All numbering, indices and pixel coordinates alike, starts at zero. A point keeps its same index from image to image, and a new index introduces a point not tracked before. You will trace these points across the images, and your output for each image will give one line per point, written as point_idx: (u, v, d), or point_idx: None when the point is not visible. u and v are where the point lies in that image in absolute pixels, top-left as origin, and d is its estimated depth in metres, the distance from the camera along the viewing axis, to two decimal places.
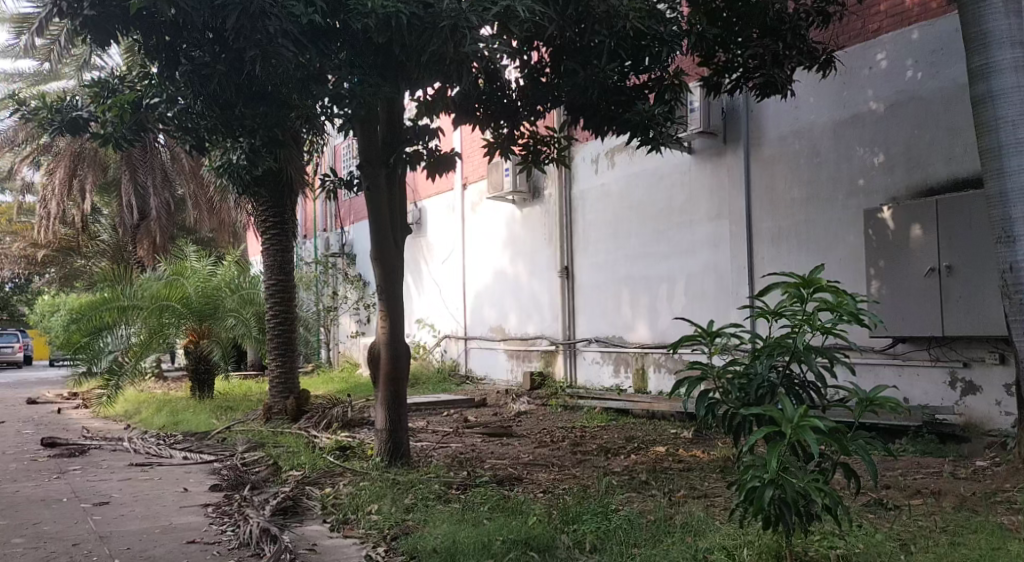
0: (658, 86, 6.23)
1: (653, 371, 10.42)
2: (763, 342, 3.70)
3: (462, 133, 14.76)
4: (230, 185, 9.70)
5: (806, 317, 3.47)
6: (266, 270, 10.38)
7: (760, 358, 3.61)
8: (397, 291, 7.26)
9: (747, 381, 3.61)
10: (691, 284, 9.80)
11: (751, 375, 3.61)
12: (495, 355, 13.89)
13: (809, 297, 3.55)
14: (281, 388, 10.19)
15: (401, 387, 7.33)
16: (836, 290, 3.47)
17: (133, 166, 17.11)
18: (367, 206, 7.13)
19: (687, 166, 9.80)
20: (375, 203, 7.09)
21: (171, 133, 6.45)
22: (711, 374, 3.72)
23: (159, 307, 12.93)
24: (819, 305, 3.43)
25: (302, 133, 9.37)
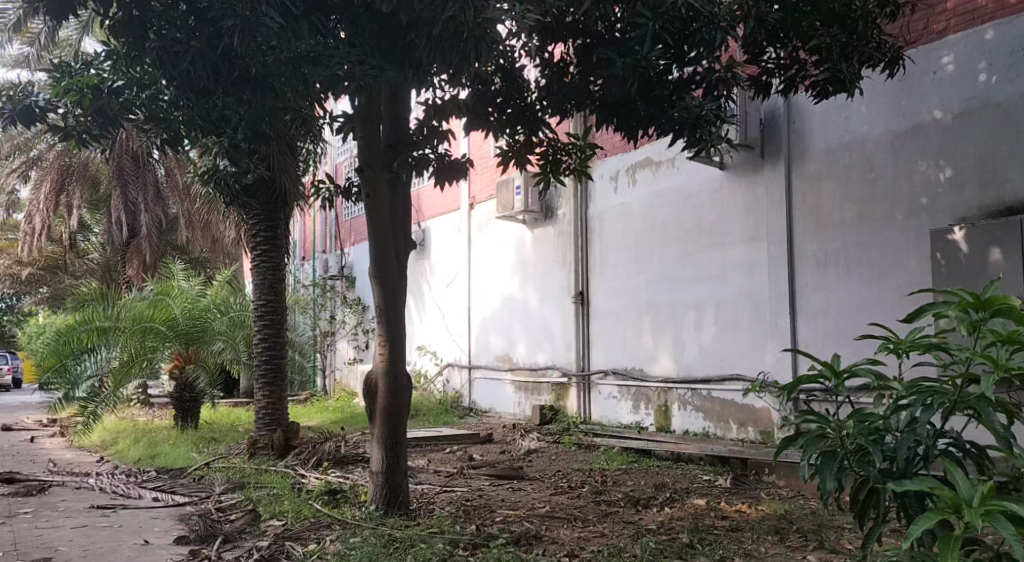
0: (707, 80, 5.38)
1: (677, 408, 9.48)
2: (900, 389, 3.28)
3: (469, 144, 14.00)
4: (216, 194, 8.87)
5: (975, 354, 3.04)
6: (254, 289, 9.48)
7: (900, 411, 3.21)
8: (400, 315, 6.39)
9: (881, 437, 3.21)
10: (721, 312, 8.91)
11: (885, 430, 3.22)
12: (502, 387, 12.95)
13: (977, 321, 3.10)
14: (268, 420, 9.27)
15: (401, 424, 6.42)
16: (1013, 316, 3.05)
17: (124, 182, 16.27)
18: (366, 217, 6.27)
19: (719, 183, 8.96)
20: (375, 213, 6.23)
21: (141, 126, 5.62)
22: (834, 431, 3.31)
23: (141, 329, 11.99)
24: (993, 338, 3.02)
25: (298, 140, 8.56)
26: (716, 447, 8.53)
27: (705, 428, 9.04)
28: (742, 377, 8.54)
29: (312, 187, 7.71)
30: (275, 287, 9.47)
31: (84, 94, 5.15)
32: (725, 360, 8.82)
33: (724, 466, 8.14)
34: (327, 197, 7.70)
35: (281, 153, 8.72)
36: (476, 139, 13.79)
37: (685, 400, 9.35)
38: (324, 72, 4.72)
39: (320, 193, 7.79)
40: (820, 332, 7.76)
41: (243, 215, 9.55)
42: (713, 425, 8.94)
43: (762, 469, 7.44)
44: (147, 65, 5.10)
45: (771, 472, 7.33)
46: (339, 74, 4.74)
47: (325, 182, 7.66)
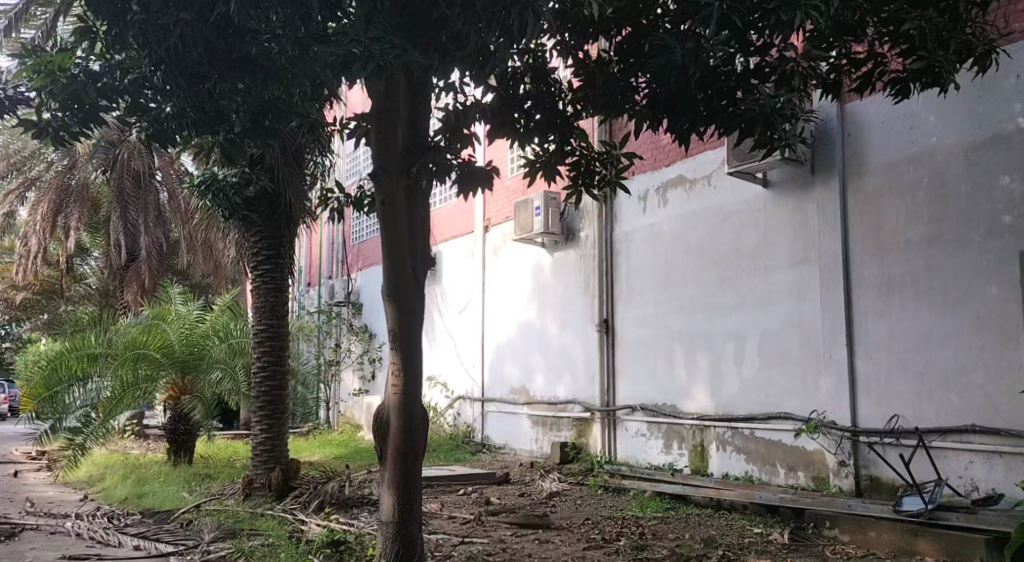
0: (780, 70, 4.78)
1: (715, 449, 8.62)
2: None
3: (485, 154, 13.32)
4: (216, 205, 8.19)
5: None
6: (254, 313, 8.62)
7: None
8: (416, 341, 5.62)
9: None
10: (766, 343, 8.10)
11: None
12: (518, 422, 12.12)
13: None
14: (265, 457, 8.45)
15: (415, 466, 5.63)
16: None
17: (124, 203, 15.64)
18: (380, 229, 5.53)
19: (762, 202, 8.20)
20: (390, 224, 5.50)
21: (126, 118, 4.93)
22: None
23: (134, 356, 11.19)
24: None
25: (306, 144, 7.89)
26: (762, 493, 7.68)
27: (748, 471, 8.19)
28: (791, 415, 7.71)
29: (319, 197, 7.03)
30: (276, 310, 8.61)
31: (53, 77, 4.47)
32: (771, 395, 7.99)
33: (773, 515, 7.29)
34: (335, 207, 7.03)
35: (287, 162, 8.05)
36: (495, 150, 13.04)
37: (723, 440, 8.51)
38: (336, 51, 4.15)
39: (327, 202, 7.09)
40: (884, 365, 6.96)
41: (243, 232, 8.78)
42: (757, 467, 8.09)
43: (822, 522, 6.59)
44: (131, 46, 4.43)
45: (833, 525, 6.49)
46: (354, 53, 4.13)
47: (334, 189, 6.99)
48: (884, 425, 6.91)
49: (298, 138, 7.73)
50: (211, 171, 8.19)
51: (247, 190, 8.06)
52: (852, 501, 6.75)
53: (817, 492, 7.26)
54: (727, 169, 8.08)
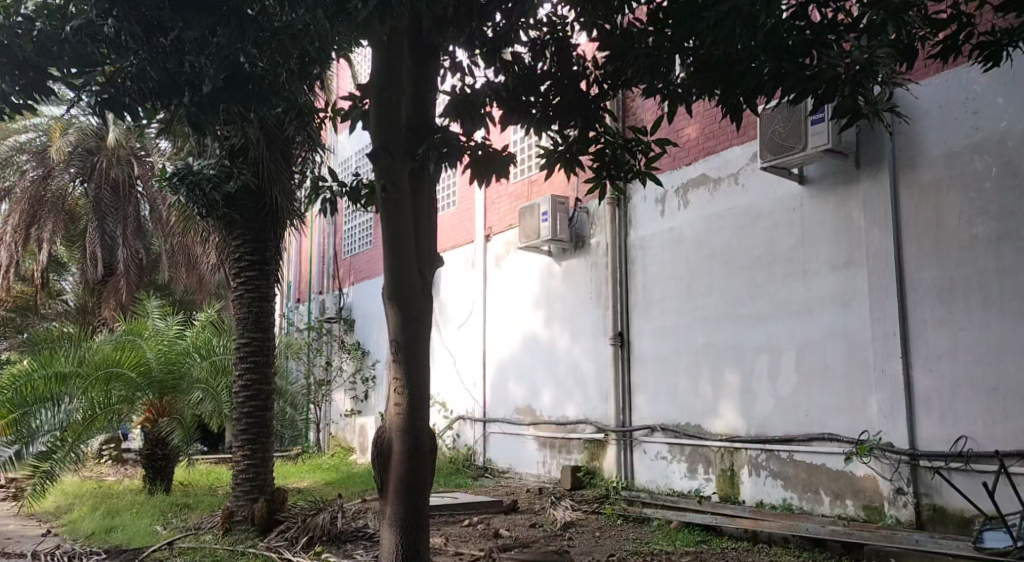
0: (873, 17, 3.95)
1: (747, 474, 7.80)
2: None
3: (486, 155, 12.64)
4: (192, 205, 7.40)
5: None
6: (235, 326, 7.79)
7: None
8: (420, 354, 4.80)
9: None
10: (805, 355, 7.30)
11: None
12: (523, 444, 11.28)
13: None
14: (248, 486, 7.60)
15: (421, 499, 4.81)
16: None
17: (101, 213, 14.94)
18: (381, 221, 4.75)
19: (798, 200, 7.44)
20: (392, 214, 4.70)
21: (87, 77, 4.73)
22: None
23: (107, 375, 10.22)
24: None
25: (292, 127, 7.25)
26: (803, 524, 6.87)
27: (786, 499, 7.36)
28: (836, 436, 6.91)
29: (312, 187, 6.25)
30: (260, 321, 7.75)
31: None
32: (812, 415, 7.18)
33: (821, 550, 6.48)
34: (328, 199, 6.19)
35: (274, 157, 7.44)
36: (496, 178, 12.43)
37: (756, 464, 7.69)
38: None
39: (319, 195, 6.30)
40: (947, 381, 6.17)
41: (223, 237, 7.97)
42: (797, 494, 7.27)
43: None
44: None
45: None
46: None
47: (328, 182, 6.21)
48: (949, 448, 6.10)
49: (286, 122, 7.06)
50: (186, 163, 7.33)
51: (226, 185, 7.23)
52: (918, 535, 5.93)
53: (868, 524, 6.45)
54: (760, 164, 7.32)
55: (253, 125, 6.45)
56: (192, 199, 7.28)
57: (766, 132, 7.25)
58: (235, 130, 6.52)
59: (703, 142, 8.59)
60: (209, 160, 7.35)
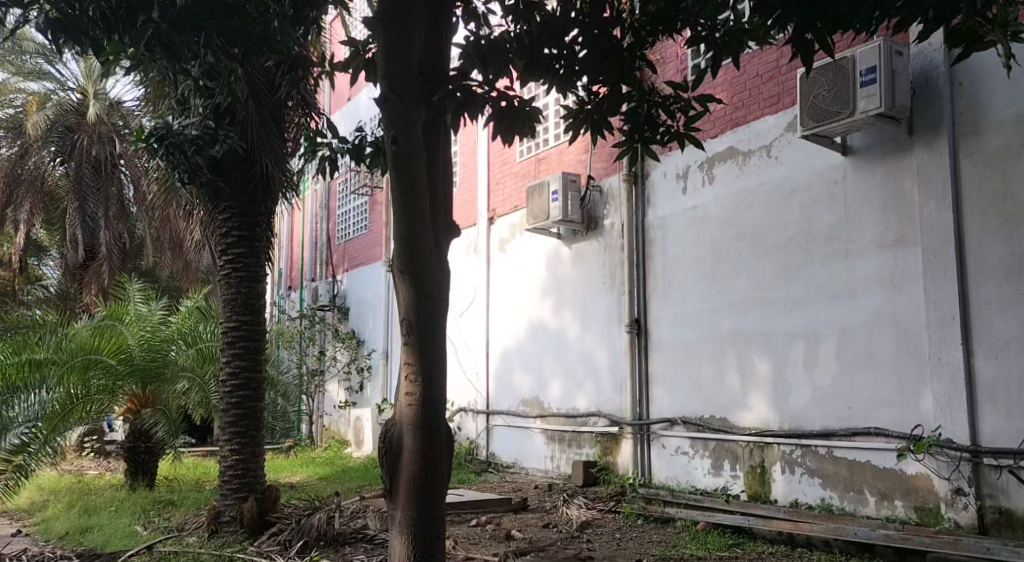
0: None
1: (779, 472, 7.18)
2: None
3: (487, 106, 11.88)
4: (172, 172, 6.76)
5: None
6: (222, 308, 7.11)
7: None
8: (435, 336, 4.16)
9: None
10: (848, 342, 6.68)
11: None
12: (529, 438, 10.64)
13: None
14: (237, 484, 6.96)
15: (436, 503, 4.20)
16: None
17: (82, 194, 14.27)
18: (391, 177, 4.08)
19: (841, 172, 6.81)
20: (405, 168, 4.03)
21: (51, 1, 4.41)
22: None
23: (84, 363, 9.44)
24: None
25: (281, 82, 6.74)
26: (847, 527, 6.25)
27: (825, 499, 6.73)
28: (883, 430, 6.30)
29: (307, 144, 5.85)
30: (250, 303, 7.06)
31: None
32: (856, 408, 6.56)
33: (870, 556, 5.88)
34: (327, 155, 5.76)
35: (264, 121, 6.73)
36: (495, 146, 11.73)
37: (790, 461, 7.07)
38: None
39: (315, 153, 5.91)
40: (1015, 370, 5.56)
41: (208, 211, 7.28)
42: (837, 494, 6.65)
43: None
44: None
45: None
46: None
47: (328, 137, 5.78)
48: (1017, 445, 5.50)
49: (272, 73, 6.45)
50: (164, 123, 6.61)
51: (211, 149, 6.52)
52: (987, 542, 5.33)
53: (925, 528, 5.82)
54: (801, 132, 6.69)
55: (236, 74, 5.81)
56: (171, 164, 6.53)
57: (807, 97, 6.62)
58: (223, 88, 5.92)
59: (732, 113, 7.92)
60: (190, 121, 6.68)
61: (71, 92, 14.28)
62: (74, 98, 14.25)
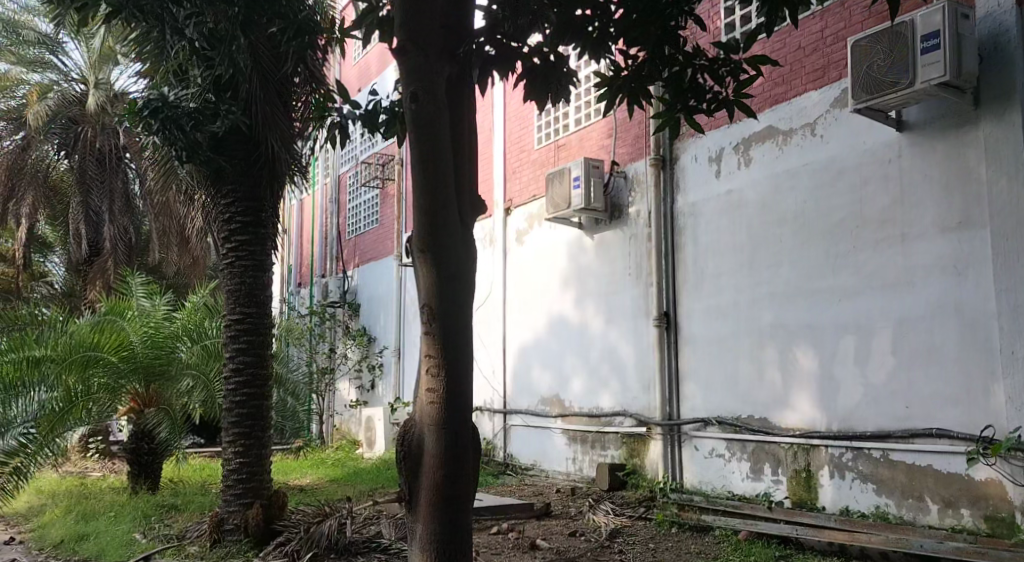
0: None
1: (827, 477, 6.65)
2: None
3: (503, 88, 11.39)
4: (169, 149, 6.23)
5: None
6: (225, 300, 6.59)
7: None
8: (462, 324, 3.65)
9: None
10: (906, 335, 6.14)
11: None
12: (549, 439, 10.11)
13: None
14: (241, 490, 6.45)
15: (463, 517, 3.68)
16: None
17: (86, 186, 13.83)
18: (410, 140, 3.58)
19: (896, 150, 6.27)
20: (427, 127, 3.53)
21: None
22: None
23: (84, 360, 8.91)
24: None
25: (287, 59, 6.21)
26: (908, 539, 5.71)
27: (880, 506, 6.22)
28: (947, 432, 5.78)
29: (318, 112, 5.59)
30: (255, 294, 6.56)
31: None
32: (915, 406, 6.03)
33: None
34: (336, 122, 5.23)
35: (269, 99, 6.22)
36: (510, 134, 11.21)
37: (840, 465, 6.55)
38: None
39: (325, 118, 5.62)
40: None
41: (209, 197, 6.77)
42: (894, 502, 6.13)
43: None
44: None
45: None
46: None
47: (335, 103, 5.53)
48: None
49: (280, 42, 5.96)
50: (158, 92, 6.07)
51: (211, 125, 6.10)
52: None
53: (999, 540, 5.28)
54: (852, 105, 6.14)
55: (240, 36, 5.31)
56: (167, 139, 6.03)
57: (860, 67, 6.07)
58: (222, 58, 5.51)
59: (771, 89, 7.37)
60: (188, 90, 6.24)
61: (74, 83, 13.83)
62: (77, 89, 13.75)
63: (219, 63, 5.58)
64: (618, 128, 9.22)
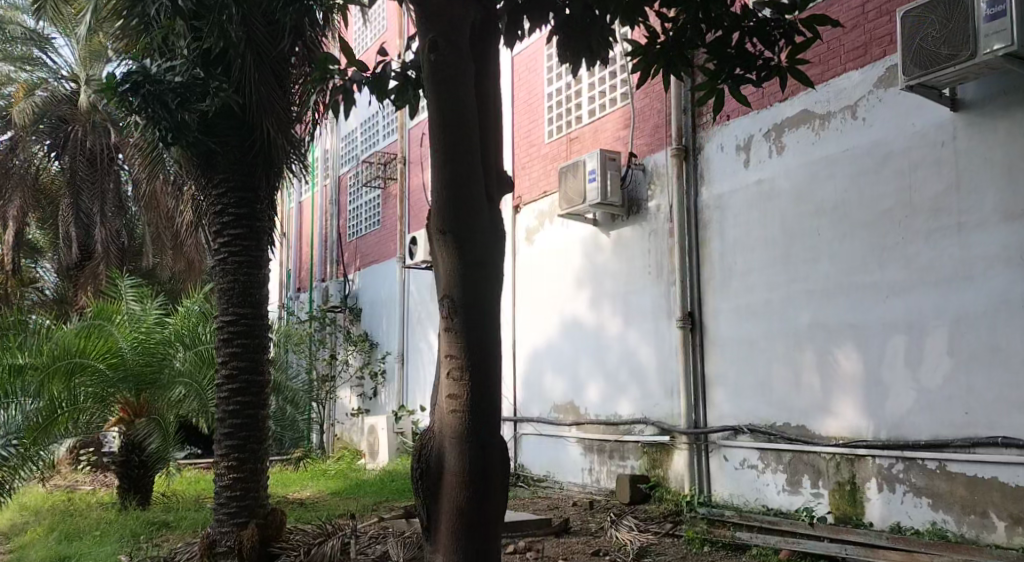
0: None
1: (875, 490, 6.09)
2: None
3: (511, 80, 10.92)
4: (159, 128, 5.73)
5: None
6: (217, 301, 6.04)
7: None
8: (491, 287, 3.61)
9: None
10: (963, 335, 5.61)
11: None
12: (563, 448, 9.54)
13: None
14: (235, 508, 5.89)
15: (489, 542, 3.53)
16: None
17: (76, 188, 13.29)
18: (429, 92, 3.61)
19: (950, 133, 5.75)
20: (450, 78, 3.56)
21: None
22: None
23: (68, 369, 8.25)
24: None
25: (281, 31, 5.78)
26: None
27: (937, 523, 5.66)
28: (1015, 441, 5.24)
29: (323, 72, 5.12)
30: (249, 294, 6.01)
31: None
32: (976, 414, 5.49)
33: None
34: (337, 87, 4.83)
35: (264, 78, 5.69)
36: (521, 126, 10.67)
37: (889, 477, 6.00)
38: None
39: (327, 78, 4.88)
40: None
41: (199, 188, 6.23)
42: (953, 517, 5.58)
43: None
44: None
45: None
46: None
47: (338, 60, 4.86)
48: None
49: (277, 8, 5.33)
50: (140, 65, 5.70)
51: (199, 103, 5.63)
52: None
53: None
54: (903, 82, 5.59)
55: None
56: (153, 119, 5.67)
57: (911, 39, 5.54)
58: (211, 27, 5.36)
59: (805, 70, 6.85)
60: (175, 64, 5.80)
61: (64, 81, 13.31)
62: (68, 87, 13.27)
63: (207, 34, 5.41)
64: (636, 117, 8.66)
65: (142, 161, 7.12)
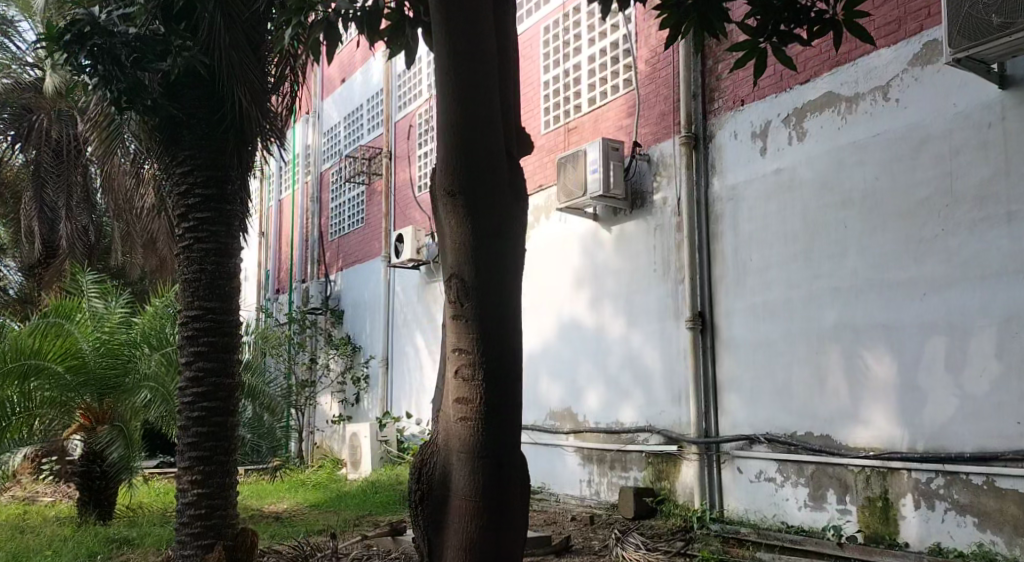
0: None
1: (912, 507, 5.53)
2: None
3: None
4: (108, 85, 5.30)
5: None
6: (181, 293, 5.38)
7: None
8: (508, 266, 3.09)
9: None
10: (1014, 335, 5.07)
11: None
12: (560, 459, 8.91)
13: None
14: (199, 529, 5.24)
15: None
16: None
17: (40, 178, 12.53)
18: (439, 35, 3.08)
19: (997, 113, 5.23)
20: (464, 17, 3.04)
21: None
22: None
23: (24, 370, 7.51)
24: None
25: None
26: None
27: (985, 543, 5.11)
28: None
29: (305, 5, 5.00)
30: (219, 285, 5.35)
31: None
32: None
33: None
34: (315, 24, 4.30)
35: (237, 43, 5.22)
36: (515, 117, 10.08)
37: (927, 493, 5.44)
38: None
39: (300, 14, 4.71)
40: None
41: (162, 165, 5.59)
42: (1003, 539, 5.02)
43: None
44: None
45: None
46: None
47: None
48: None
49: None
50: (87, 12, 5.15)
51: (159, 63, 5.20)
52: None
53: None
54: (949, 55, 5.04)
55: None
56: (105, 77, 5.26)
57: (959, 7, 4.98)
58: None
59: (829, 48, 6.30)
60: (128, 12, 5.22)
61: (29, 68, 12.28)
62: (33, 75, 12.28)
63: None
64: (641, 104, 8.08)
65: (100, 140, 6.43)
